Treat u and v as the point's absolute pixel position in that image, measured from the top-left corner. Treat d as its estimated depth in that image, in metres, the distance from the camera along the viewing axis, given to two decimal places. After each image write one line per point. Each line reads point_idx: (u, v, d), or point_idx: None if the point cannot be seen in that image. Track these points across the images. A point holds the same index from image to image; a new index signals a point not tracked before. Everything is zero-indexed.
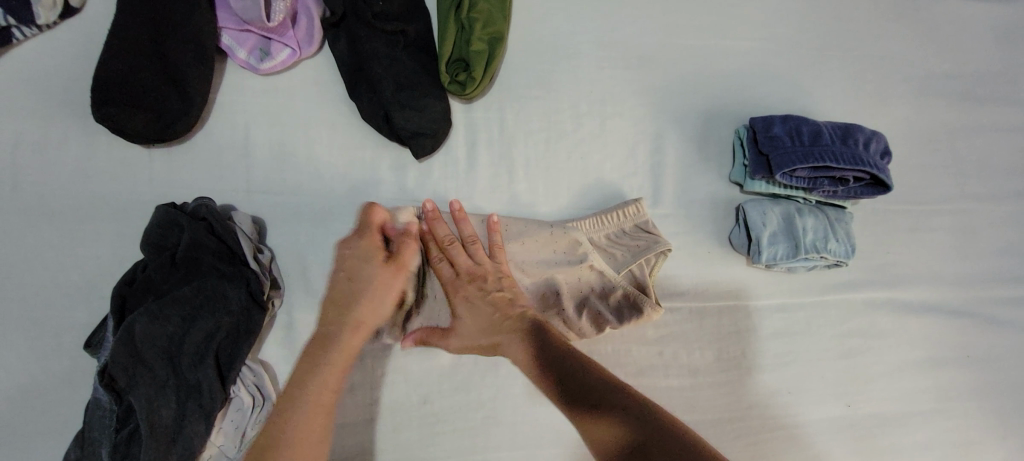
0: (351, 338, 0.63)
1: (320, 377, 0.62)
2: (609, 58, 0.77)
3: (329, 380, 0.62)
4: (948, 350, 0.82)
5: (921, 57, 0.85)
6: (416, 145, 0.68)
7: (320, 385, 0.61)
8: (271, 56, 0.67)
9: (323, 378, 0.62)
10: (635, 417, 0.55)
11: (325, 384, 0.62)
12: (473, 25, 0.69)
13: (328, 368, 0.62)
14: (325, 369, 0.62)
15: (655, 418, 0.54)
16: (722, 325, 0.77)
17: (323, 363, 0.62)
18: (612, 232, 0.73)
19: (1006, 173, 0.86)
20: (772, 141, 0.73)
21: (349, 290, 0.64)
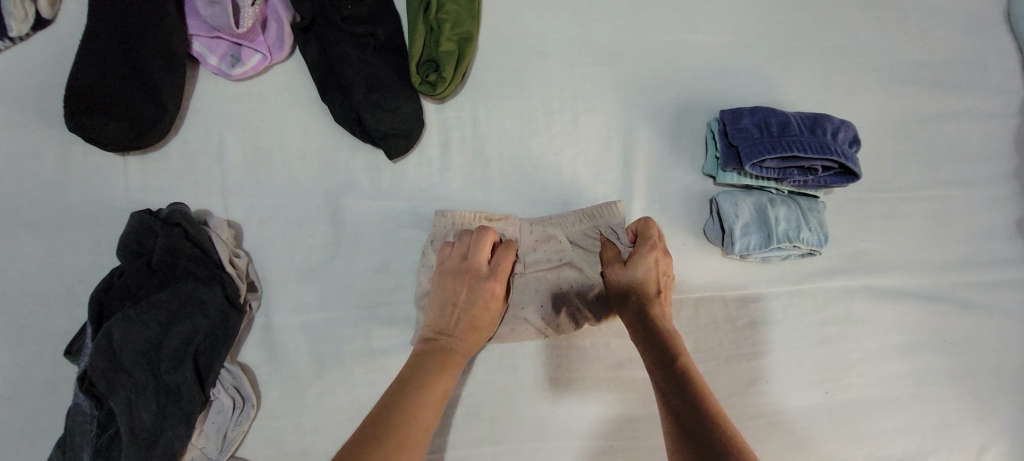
0: (451, 349, 0.63)
1: (411, 403, 0.56)
2: (580, 56, 0.78)
3: (433, 398, 0.58)
4: (925, 335, 0.83)
5: (890, 46, 0.86)
6: (388, 146, 0.69)
7: (425, 393, 0.58)
8: (242, 62, 0.68)
9: (420, 405, 0.57)
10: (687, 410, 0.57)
11: (427, 402, 0.57)
12: (441, 26, 0.70)
13: (424, 392, 0.58)
14: (426, 391, 0.58)
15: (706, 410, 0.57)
16: (699, 316, 0.78)
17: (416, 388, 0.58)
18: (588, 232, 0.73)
19: (979, 159, 0.87)
20: (741, 133, 0.74)
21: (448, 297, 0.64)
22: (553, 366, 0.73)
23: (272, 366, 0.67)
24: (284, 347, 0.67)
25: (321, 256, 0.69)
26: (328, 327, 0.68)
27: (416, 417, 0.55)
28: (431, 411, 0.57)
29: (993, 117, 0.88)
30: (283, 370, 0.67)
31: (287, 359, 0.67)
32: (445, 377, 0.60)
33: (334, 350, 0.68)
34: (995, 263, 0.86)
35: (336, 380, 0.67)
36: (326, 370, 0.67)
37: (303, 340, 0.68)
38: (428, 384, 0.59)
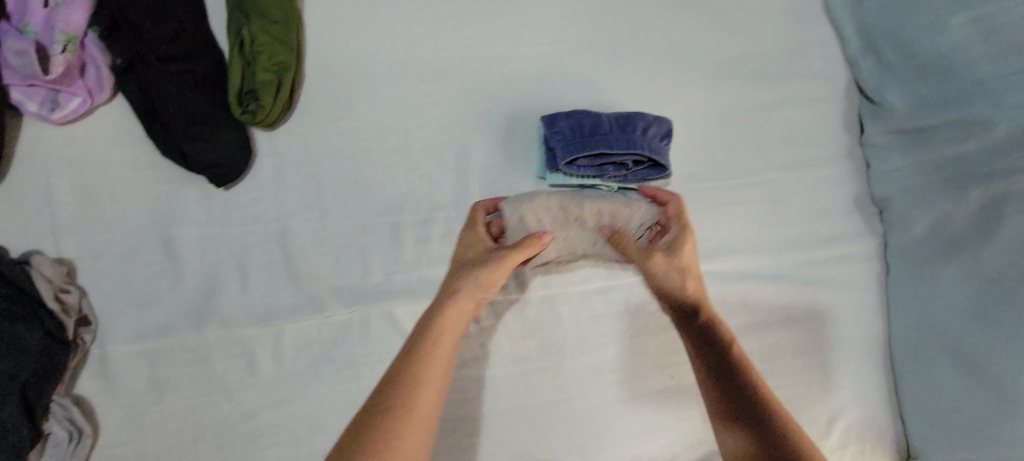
0: (424, 356, 0.62)
1: (416, 367, 0.60)
2: (407, 74, 0.81)
3: (418, 431, 0.56)
4: (766, 313, 0.88)
5: (714, 44, 0.91)
6: (212, 175, 0.73)
7: (385, 438, 0.55)
8: (61, 106, 0.70)
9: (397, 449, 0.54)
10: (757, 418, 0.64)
11: (410, 437, 0.56)
12: (257, 58, 0.73)
13: (402, 421, 0.56)
14: (400, 432, 0.55)
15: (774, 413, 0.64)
16: (541, 314, 0.82)
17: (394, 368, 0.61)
18: (562, 243, 0.78)
19: (807, 142, 0.93)
20: (556, 136, 0.77)
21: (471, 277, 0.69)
22: (391, 367, 0.77)
23: (110, 395, 0.70)
24: (120, 377, 0.70)
25: (158, 285, 0.72)
26: (165, 352, 0.71)
27: (398, 429, 0.55)
28: (418, 443, 0.56)
29: (818, 103, 0.93)
30: (121, 398, 0.70)
31: (125, 387, 0.70)
32: (431, 380, 0.60)
33: (172, 376, 0.71)
34: (835, 239, 0.91)
35: (175, 405, 0.71)
36: (165, 395, 0.71)
37: (141, 367, 0.71)
38: (406, 415, 0.57)
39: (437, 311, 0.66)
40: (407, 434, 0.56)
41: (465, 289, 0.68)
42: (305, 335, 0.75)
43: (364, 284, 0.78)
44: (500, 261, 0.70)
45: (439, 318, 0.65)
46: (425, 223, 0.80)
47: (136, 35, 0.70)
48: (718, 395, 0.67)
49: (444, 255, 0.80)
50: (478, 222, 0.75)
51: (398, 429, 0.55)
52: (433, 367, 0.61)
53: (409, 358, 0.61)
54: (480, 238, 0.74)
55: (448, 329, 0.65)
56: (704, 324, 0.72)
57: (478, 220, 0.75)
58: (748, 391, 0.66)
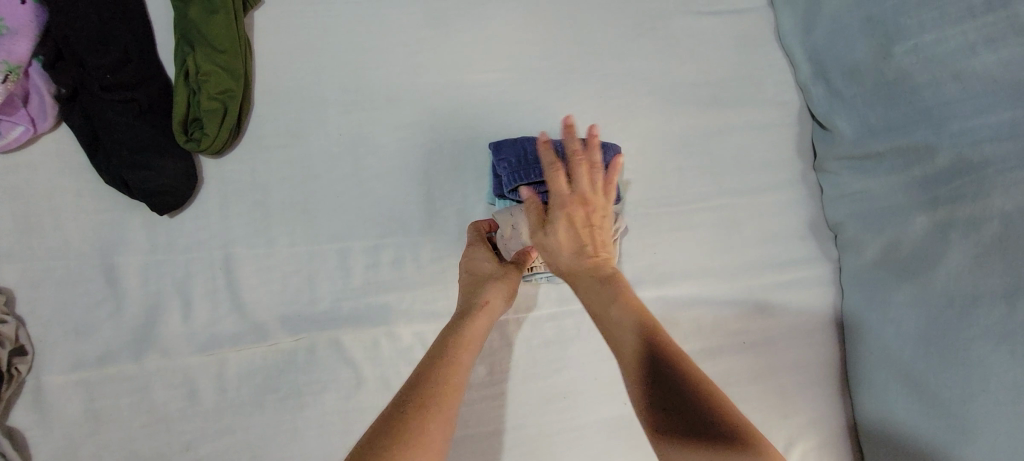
0: (461, 349, 0.64)
1: (452, 356, 0.63)
2: (356, 102, 0.82)
3: (446, 414, 0.56)
4: (720, 338, 0.88)
5: (666, 71, 0.92)
6: (156, 203, 0.72)
7: (423, 425, 0.54)
8: (3, 135, 0.70)
9: (432, 433, 0.54)
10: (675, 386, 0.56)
11: (439, 423, 0.55)
12: (202, 86, 0.74)
13: (437, 410, 0.56)
14: (439, 414, 0.55)
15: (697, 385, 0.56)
16: (492, 340, 0.82)
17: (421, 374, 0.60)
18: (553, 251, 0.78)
19: (760, 168, 0.94)
20: (502, 164, 0.78)
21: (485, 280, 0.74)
22: (336, 396, 0.76)
23: (43, 426, 0.68)
24: (54, 408, 0.69)
25: (98, 314, 0.72)
26: (103, 382, 0.70)
27: (438, 416, 0.55)
28: (445, 430, 0.55)
29: (769, 129, 0.95)
30: (54, 430, 0.68)
31: (59, 418, 0.69)
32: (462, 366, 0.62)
33: (109, 406, 0.70)
34: (789, 264, 0.92)
35: (112, 436, 0.70)
36: (101, 426, 0.70)
37: (77, 398, 0.70)
38: (444, 395, 0.58)
39: (464, 315, 0.69)
40: (442, 422, 0.55)
41: (486, 290, 0.72)
42: (248, 363, 0.75)
43: (310, 311, 0.77)
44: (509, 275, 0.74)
45: (471, 324, 0.68)
46: (373, 250, 0.80)
47: (81, 66, 0.71)
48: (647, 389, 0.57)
49: (393, 281, 0.80)
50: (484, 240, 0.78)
51: (420, 412, 0.55)
52: (465, 357, 0.64)
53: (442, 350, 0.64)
54: (479, 249, 0.77)
55: (476, 327, 0.68)
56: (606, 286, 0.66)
57: (480, 240, 0.78)
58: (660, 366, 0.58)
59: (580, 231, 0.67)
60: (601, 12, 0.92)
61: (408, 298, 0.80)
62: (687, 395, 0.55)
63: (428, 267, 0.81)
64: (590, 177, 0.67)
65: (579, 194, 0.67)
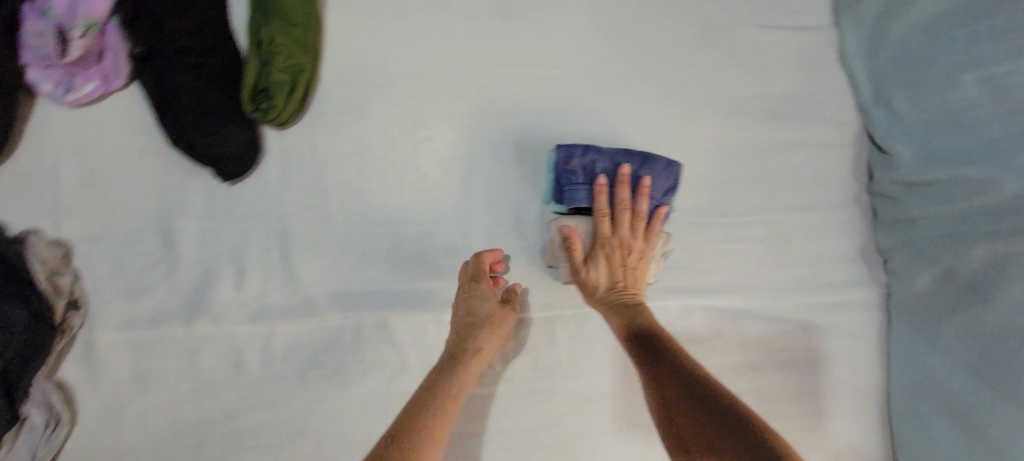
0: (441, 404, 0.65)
1: (432, 411, 0.64)
2: (420, 86, 0.81)
3: None
4: (762, 354, 0.87)
5: (729, 80, 0.91)
6: (218, 169, 0.72)
7: None
8: (75, 89, 0.70)
9: None
10: (716, 411, 0.61)
11: None
12: (273, 58, 0.74)
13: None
14: None
15: (728, 407, 0.61)
16: (537, 335, 0.81)
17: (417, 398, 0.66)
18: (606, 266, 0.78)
19: (814, 186, 0.93)
20: (566, 174, 0.79)
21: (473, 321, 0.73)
22: (380, 378, 0.75)
23: (92, 381, 0.68)
24: (103, 364, 0.69)
25: (152, 275, 0.72)
26: (152, 343, 0.70)
27: None
28: None
29: (827, 148, 0.94)
30: (102, 386, 0.68)
31: (107, 375, 0.69)
32: (443, 422, 0.64)
33: (157, 368, 0.70)
34: (837, 285, 0.91)
35: (158, 397, 0.70)
36: (148, 387, 0.70)
37: (126, 356, 0.70)
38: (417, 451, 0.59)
39: (451, 363, 0.70)
40: None
41: (470, 335, 0.72)
42: (296, 337, 0.74)
43: (360, 291, 0.77)
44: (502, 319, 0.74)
45: (455, 376, 0.68)
46: (426, 235, 0.80)
47: (156, 27, 0.72)
48: (659, 392, 0.67)
49: (444, 267, 0.80)
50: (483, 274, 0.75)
51: None
52: (444, 413, 0.65)
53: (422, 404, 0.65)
54: (472, 286, 0.75)
55: (459, 380, 0.68)
56: (636, 313, 0.74)
57: (478, 271, 0.75)
58: (685, 383, 0.65)
59: (616, 267, 0.76)
60: (668, 15, 0.91)
61: (457, 285, 0.80)
62: (713, 408, 0.62)
63: None
64: (631, 222, 0.78)
65: (620, 235, 0.77)
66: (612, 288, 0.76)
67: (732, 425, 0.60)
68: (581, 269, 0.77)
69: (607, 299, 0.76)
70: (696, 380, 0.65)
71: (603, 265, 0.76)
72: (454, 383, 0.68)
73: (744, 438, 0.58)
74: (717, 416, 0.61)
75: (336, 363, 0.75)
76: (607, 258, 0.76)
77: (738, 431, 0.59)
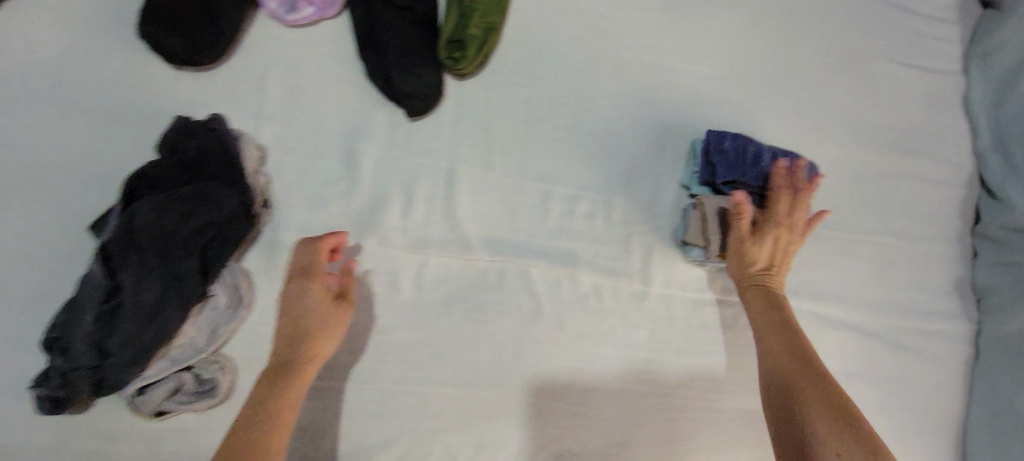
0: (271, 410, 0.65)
1: (269, 412, 0.64)
2: (587, 63, 0.88)
3: None
4: (857, 366, 0.92)
5: (861, 107, 0.97)
6: (408, 105, 0.78)
7: None
8: (297, 11, 0.78)
9: None
10: (829, 398, 0.68)
11: None
12: (471, 13, 0.80)
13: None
14: None
15: (840, 398, 0.68)
16: (658, 309, 0.86)
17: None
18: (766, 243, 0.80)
19: (924, 219, 0.98)
20: (721, 153, 0.84)
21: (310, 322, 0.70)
22: (515, 321, 0.81)
23: (269, 275, 0.75)
24: (281, 262, 0.75)
25: (332, 190, 0.78)
26: (325, 251, 0.77)
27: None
28: None
29: (941, 185, 0.99)
30: (277, 282, 0.75)
31: (283, 272, 0.75)
32: (277, 432, 0.64)
33: None
34: (933, 314, 0.96)
35: None
36: None
37: None
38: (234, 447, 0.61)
39: (277, 361, 0.68)
40: None
41: (287, 334, 0.70)
42: (447, 270, 0.80)
43: (508, 239, 0.83)
44: (320, 315, 0.71)
45: (285, 380, 0.67)
46: (572, 199, 0.86)
47: None
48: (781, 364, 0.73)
49: (583, 231, 0.86)
50: (318, 272, 0.72)
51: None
52: (285, 420, 0.65)
53: (257, 408, 0.65)
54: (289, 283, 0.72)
55: (297, 385, 0.67)
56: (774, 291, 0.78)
57: (311, 268, 0.72)
58: (803, 366, 0.71)
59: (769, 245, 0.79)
60: (814, 38, 0.97)
61: (593, 250, 0.86)
62: (828, 394, 0.68)
63: (617, 227, 0.87)
64: (790, 203, 0.80)
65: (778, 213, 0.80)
66: (760, 263, 0.79)
67: (844, 414, 0.66)
68: (741, 244, 0.79)
69: (754, 270, 0.79)
70: (813, 365, 0.71)
71: (763, 240, 0.79)
72: (287, 387, 0.67)
73: (852, 426, 0.64)
74: (831, 401, 0.67)
75: (480, 300, 0.81)
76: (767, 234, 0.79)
77: (848, 419, 0.65)
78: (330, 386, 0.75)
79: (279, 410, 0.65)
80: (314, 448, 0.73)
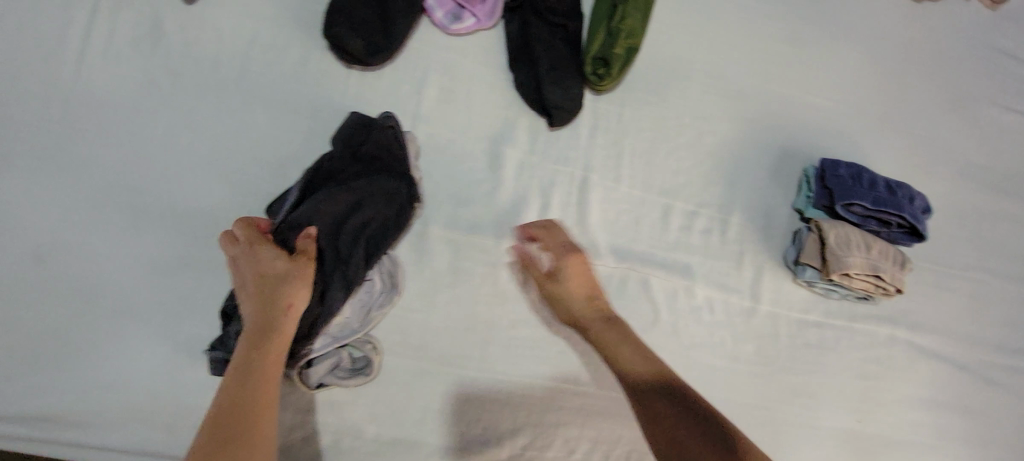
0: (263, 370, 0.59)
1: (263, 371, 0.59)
2: (712, 87, 0.93)
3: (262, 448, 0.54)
4: (948, 396, 0.95)
5: (964, 147, 1.01)
6: (554, 115, 0.83)
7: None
8: (460, 21, 0.83)
9: None
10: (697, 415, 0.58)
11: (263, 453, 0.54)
12: (618, 34, 0.85)
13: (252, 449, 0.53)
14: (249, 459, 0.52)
15: (695, 407, 0.59)
16: (765, 326, 0.90)
17: (629, 347, 0.66)
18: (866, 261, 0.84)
19: (1018, 259, 1.01)
20: (837, 179, 0.87)
21: (266, 273, 0.65)
22: (634, 327, 0.85)
23: (417, 265, 0.80)
24: (429, 253, 0.81)
25: (477, 189, 0.83)
26: (467, 246, 0.82)
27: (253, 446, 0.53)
28: None
29: None
30: (424, 272, 0.80)
31: (430, 263, 0.81)
32: (265, 391, 0.58)
33: (467, 268, 0.81)
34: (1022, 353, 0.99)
35: (463, 293, 0.81)
36: (457, 282, 0.81)
37: (445, 251, 0.81)
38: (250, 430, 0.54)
39: (270, 319, 0.62)
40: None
41: (287, 291, 0.64)
42: None
43: (631, 248, 0.87)
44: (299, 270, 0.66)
45: (265, 335, 0.61)
46: (691, 215, 0.90)
47: None
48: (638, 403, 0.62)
49: (700, 246, 0.90)
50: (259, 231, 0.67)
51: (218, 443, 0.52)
52: (269, 377, 0.59)
53: (243, 370, 0.58)
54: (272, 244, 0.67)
55: (277, 341, 0.62)
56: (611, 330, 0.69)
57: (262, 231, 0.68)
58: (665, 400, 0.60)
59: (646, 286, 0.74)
60: (924, 77, 1.01)
61: (708, 264, 0.90)
62: (670, 406, 0.60)
63: (731, 244, 0.91)
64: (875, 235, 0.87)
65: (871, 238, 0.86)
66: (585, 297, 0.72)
67: (699, 425, 0.57)
68: (843, 258, 0.84)
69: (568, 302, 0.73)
70: (671, 395, 0.60)
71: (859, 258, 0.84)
72: (272, 347, 0.61)
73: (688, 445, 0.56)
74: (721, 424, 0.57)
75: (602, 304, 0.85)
76: (864, 252, 0.84)
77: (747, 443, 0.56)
78: (465, 374, 0.80)
79: (266, 367, 0.59)
80: (447, 430, 0.78)
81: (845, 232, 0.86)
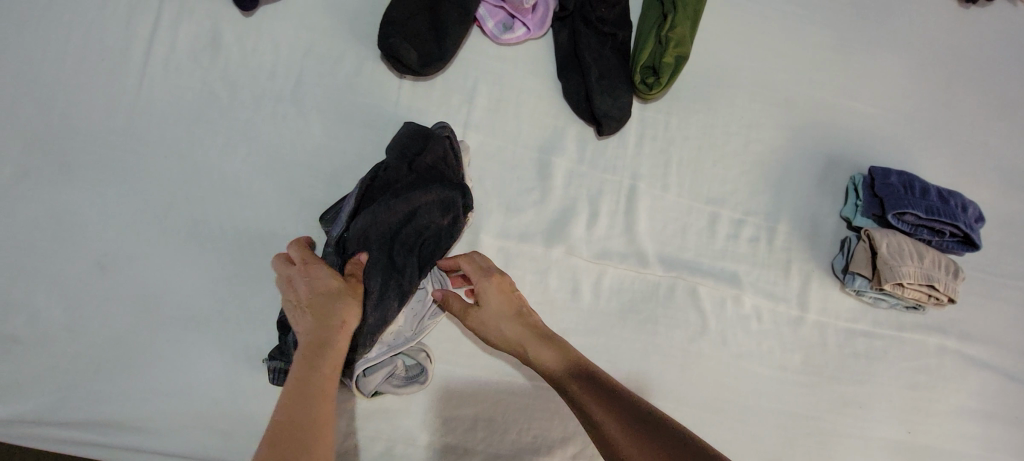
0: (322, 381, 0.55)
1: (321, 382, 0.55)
2: (758, 94, 0.93)
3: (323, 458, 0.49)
4: (999, 407, 0.93)
5: (1014, 154, 0.99)
6: (605, 124, 0.83)
7: None
8: (511, 31, 0.84)
9: None
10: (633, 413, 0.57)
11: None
12: (668, 43, 0.84)
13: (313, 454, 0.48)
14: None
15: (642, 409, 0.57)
16: (813, 335, 0.90)
17: (556, 350, 0.64)
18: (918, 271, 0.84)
19: None
20: (888, 187, 0.86)
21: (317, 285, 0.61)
22: (682, 336, 0.85)
23: None
24: None
25: (526, 198, 0.83)
26: (517, 255, 0.81)
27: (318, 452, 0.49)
28: None
29: None
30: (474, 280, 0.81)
31: None
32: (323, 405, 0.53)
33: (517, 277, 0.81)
34: None
35: None
36: None
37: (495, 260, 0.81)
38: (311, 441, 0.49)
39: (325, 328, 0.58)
40: None
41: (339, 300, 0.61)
42: (623, 282, 0.85)
43: (678, 257, 0.87)
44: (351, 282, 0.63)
45: (324, 344, 0.57)
46: (738, 223, 0.90)
47: None
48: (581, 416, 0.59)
49: (747, 254, 0.90)
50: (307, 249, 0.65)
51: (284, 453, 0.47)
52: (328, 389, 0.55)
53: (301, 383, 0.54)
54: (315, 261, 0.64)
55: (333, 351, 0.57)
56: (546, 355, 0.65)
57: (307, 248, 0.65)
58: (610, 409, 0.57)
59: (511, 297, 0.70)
60: (972, 84, 1.00)
61: (755, 273, 0.89)
62: (621, 409, 0.57)
63: (778, 253, 0.90)
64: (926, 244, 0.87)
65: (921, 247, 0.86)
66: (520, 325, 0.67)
67: (646, 423, 0.55)
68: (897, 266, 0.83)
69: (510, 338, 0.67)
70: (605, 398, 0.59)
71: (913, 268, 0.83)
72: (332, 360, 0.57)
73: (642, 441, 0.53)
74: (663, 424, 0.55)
75: (650, 313, 0.85)
76: (917, 262, 0.84)
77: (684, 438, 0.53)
78: (516, 382, 0.80)
79: (326, 379, 0.55)
80: (499, 438, 0.78)
81: (897, 241, 0.85)
